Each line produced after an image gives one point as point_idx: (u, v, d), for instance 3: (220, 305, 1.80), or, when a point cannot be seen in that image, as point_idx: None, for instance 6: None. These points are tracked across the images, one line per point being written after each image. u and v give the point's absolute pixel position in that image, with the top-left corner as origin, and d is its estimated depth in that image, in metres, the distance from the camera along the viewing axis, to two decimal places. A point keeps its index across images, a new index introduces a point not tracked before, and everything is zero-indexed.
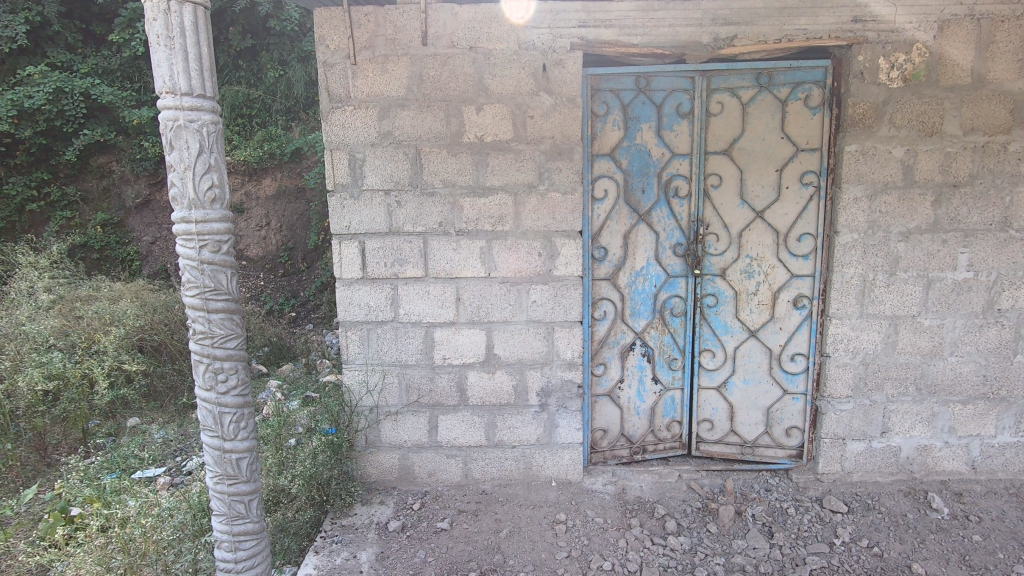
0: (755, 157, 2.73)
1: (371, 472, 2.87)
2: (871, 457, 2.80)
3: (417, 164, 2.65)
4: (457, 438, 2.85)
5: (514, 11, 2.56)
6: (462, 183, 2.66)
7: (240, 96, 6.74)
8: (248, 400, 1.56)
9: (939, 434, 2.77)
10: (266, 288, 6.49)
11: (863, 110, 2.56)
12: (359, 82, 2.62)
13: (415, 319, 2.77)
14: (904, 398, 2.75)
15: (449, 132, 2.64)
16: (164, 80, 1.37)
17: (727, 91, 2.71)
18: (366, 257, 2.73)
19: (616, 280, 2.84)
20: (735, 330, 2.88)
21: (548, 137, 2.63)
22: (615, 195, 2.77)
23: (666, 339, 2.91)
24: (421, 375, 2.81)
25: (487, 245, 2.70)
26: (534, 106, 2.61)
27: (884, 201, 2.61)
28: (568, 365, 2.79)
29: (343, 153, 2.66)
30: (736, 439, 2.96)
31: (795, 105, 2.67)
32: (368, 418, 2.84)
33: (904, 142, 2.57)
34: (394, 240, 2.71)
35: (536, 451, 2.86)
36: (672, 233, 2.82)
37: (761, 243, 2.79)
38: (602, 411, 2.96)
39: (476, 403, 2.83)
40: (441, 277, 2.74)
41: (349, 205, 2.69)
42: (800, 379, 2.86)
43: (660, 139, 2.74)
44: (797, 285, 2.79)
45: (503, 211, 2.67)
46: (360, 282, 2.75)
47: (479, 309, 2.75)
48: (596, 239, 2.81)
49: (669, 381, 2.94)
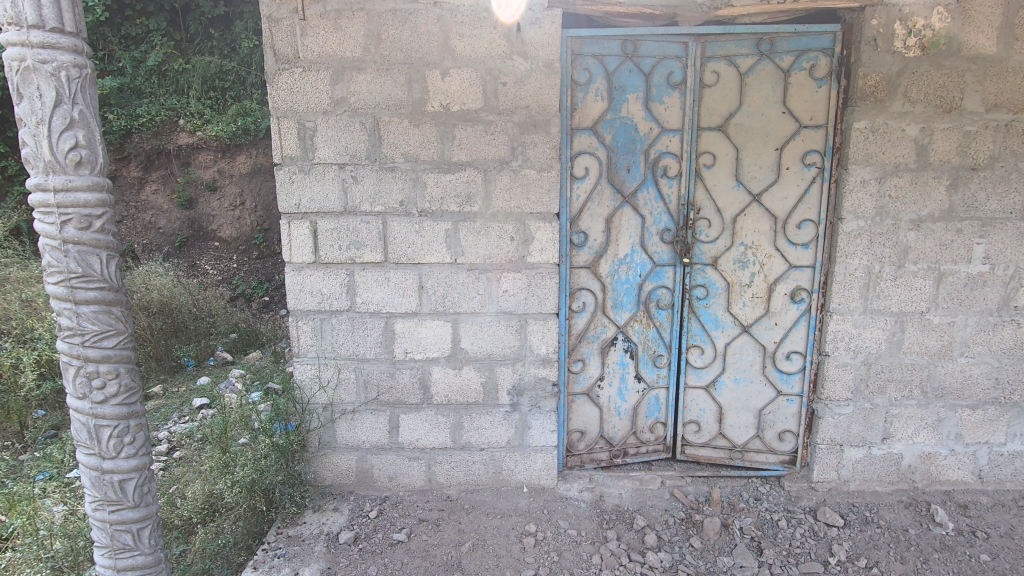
0: (753, 135, 2.46)
1: (326, 475, 2.63)
2: (870, 465, 2.58)
3: (375, 135, 2.36)
4: (420, 439, 2.60)
5: (503, 9, 2.27)
6: (425, 158, 2.38)
7: (212, 67, 6.24)
8: (131, 411, 1.46)
9: (944, 441, 2.55)
10: (239, 271, 6.22)
11: (875, 81, 2.27)
12: (310, 41, 2.31)
13: (374, 309, 2.50)
14: (907, 402, 2.52)
15: (411, 99, 2.34)
16: (7, 8, 1.22)
17: (723, 60, 2.43)
18: (318, 240, 2.45)
19: (597, 268, 2.58)
20: (725, 325, 2.63)
21: (522, 107, 2.34)
22: (597, 174, 2.50)
23: (651, 334, 2.66)
24: (381, 371, 2.55)
25: (453, 228, 2.42)
26: (506, 71, 2.32)
27: (895, 184, 2.34)
28: (542, 362, 2.53)
29: (291, 121, 2.36)
30: (724, 443, 2.74)
31: (799, 76, 2.38)
32: (322, 417, 2.59)
33: (919, 119, 2.29)
34: (350, 221, 2.43)
35: (506, 455, 2.62)
36: (659, 217, 2.56)
37: (757, 230, 2.53)
38: (579, 411, 2.71)
39: (441, 402, 2.57)
40: (402, 263, 2.46)
41: (298, 180, 2.40)
42: (795, 380, 2.62)
43: (648, 112, 2.47)
44: (795, 277, 2.53)
45: (471, 189, 2.40)
46: (312, 267, 2.47)
47: (443, 298, 2.48)
48: (575, 223, 2.53)
49: (653, 379, 2.71)
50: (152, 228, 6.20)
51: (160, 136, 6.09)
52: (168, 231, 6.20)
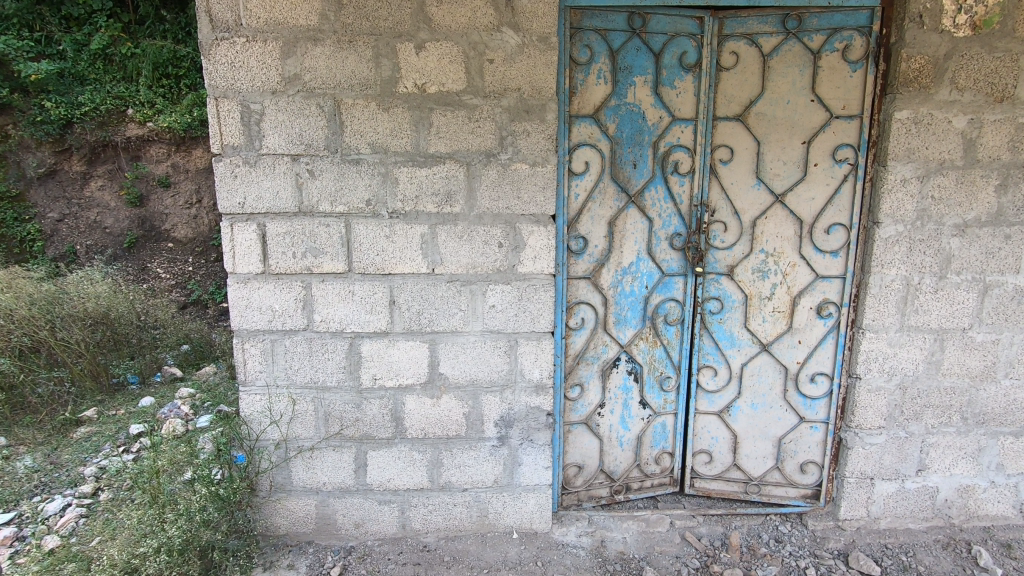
0: (776, 126, 2.14)
1: (280, 524, 2.24)
2: (902, 500, 2.29)
3: (336, 120, 1.97)
4: (391, 480, 2.23)
5: None
6: (396, 148, 1.99)
7: (165, 52, 5.59)
8: None
9: (984, 473, 2.27)
10: (195, 274, 5.77)
11: (920, 65, 1.97)
12: (255, 4, 1.90)
13: (335, 329, 2.11)
14: (946, 430, 2.24)
15: (380, 78, 1.95)
16: None
17: (744, 39, 2.10)
18: (268, 246, 2.04)
19: (598, 279, 2.23)
20: (742, 343, 2.32)
21: (512, 89, 1.97)
22: (599, 170, 2.15)
23: (658, 353, 2.33)
24: (344, 402, 2.16)
25: (431, 232, 2.05)
26: (493, 45, 1.94)
27: (938, 184, 2.04)
28: (535, 388, 2.17)
29: (233, 102, 1.95)
30: (739, 475, 2.43)
31: (830, 58, 2.07)
32: (274, 456, 2.19)
33: (968, 109, 2.00)
34: (305, 224, 2.03)
35: (492, 496, 2.25)
36: (669, 220, 2.22)
37: (779, 235, 2.21)
38: (576, 443, 2.36)
39: (416, 436, 2.19)
40: (369, 274, 2.07)
41: (242, 174, 1.99)
42: (821, 405, 2.31)
43: (658, 97, 2.13)
44: (822, 288, 2.22)
45: (451, 186, 2.02)
46: (261, 278, 2.07)
47: (418, 316, 2.10)
48: (574, 227, 2.18)
49: (660, 405, 2.38)
50: (98, 228, 5.64)
51: (106, 126, 5.48)
52: (115, 231, 5.64)
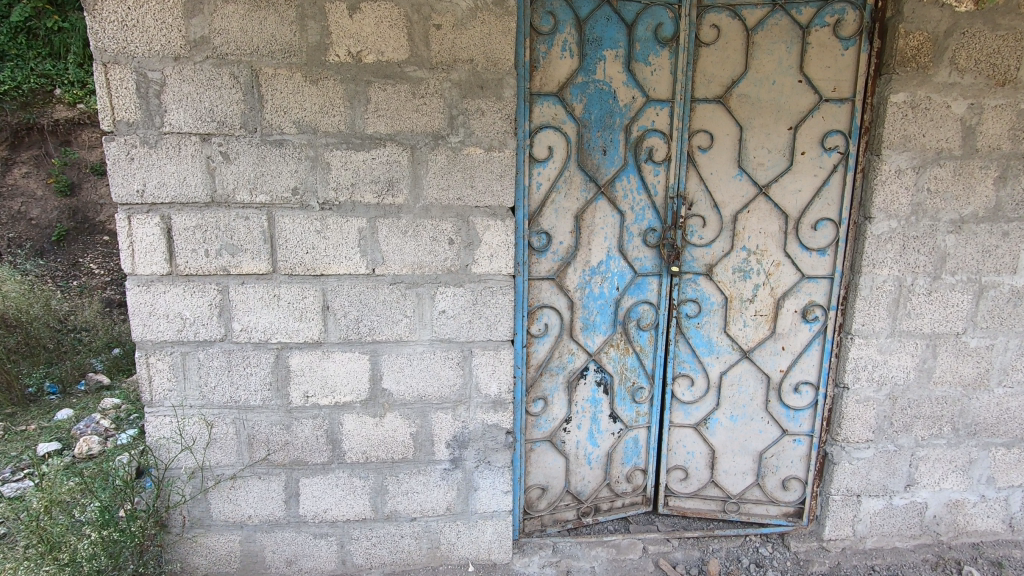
0: (760, 109, 1.92)
1: (198, 563, 1.94)
2: (889, 517, 2.13)
3: (253, 93, 1.66)
4: (328, 510, 1.94)
5: None
6: (327, 128, 1.70)
7: None
8: None
9: (974, 487, 2.11)
10: None
11: (918, 42, 1.77)
12: None
13: (258, 339, 1.81)
14: (936, 442, 2.07)
15: (306, 44, 1.65)
16: None
17: (726, 10, 1.87)
18: (175, 243, 1.73)
19: (563, 280, 1.99)
20: (721, 350, 2.11)
21: (464, 60, 1.70)
22: (564, 156, 1.89)
23: (630, 362, 2.10)
24: (271, 423, 1.86)
25: (370, 227, 1.76)
26: (440, 7, 1.66)
27: (935, 176, 1.86)
28: (492, 405, 1.92)
29: (126, 69, 1.62)
30: (716, 493, 2.23)
31: (820, 34, 1.86)
32: (187, 488, 1.88)
33: (968, 93, 1.81)
34: (219, 217, 1.72)
35: (445, 525, 2.00)
36: (642, 214, 1.99)
37: (763, 231, 2.01)
38: (539, 462, 2.12)
39: (355, 460, 1.91)
40: (298, 275, 1.78)
41: (140, 156, 1.67)
42: (805, 417, 2.12)
43: (630, 75, 1.88)
44: (808, 290, 2.03)
45: (393, 173, 1.73)
46: (167, 281, 1.75)
47: (356, 323, 1.82)
48: (536, 222, 1.93)
49: (632, 419, 2.16)
50: (22, 219, 5.08)
51: (29, 108, 4.94)
52: (42, 223, 5.10)
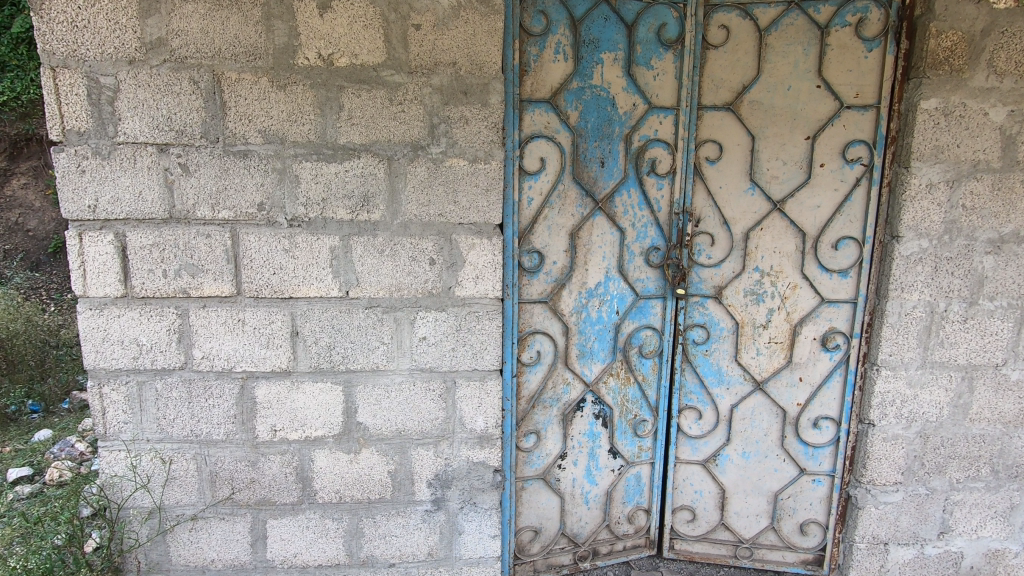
0: (774, 117, 1.75)
1: None
2: (921, 568, 1.91)
3: (215, 99, 1.52)
4: (298, 554, 1.77)
5: None
6: (296, 137, 1.55)
7: None
8: None
9: (1017, 535, 1.89)
10: None
11: (951, 43, 1.60)
12: None
13: (220, 368, 1.65)
14: (974, 485, 1.85)
15: (273, 46, 1.50)
16: None
17: (737, 9, 1.71)
18: (130, 263, 1.58)
19: (557, 303, 1.82)
20: (731, 381, 1.92)
21: (446, 64, 1.54)
22: (557, 169, 1.73)
23: (631, 392, 1.92)
24: (236, 459, 1.70)
25: (343, 245, 1.60)
26: (419, 5, 1.51)
27: (970, 190, 1.67)
28: (478, 441, 1.74)
29: (76, 73, 1.48)
30: (727, 536, 2.04)
31: (841, 34, 1.69)
32: (143, 530, 1.72)
33: (1008, 99, 1.62)
34: (179, 235, 1.58)
35: (427, 571, 1.82)
36: (644, 232, 1.82)
37: (777, 251, 1.82)
38: (531, 502, 1.94)
39: (328, 500, 1.74)
40: (265, 298, 1.62)
41: (92, 169, 1.52)
42: (825, 455, 1.93)
43: (630, 80, 1.72)
44: (827, 315, 1.85)
45: (368, 187, 1.58)
46: (122, 304, 1.60)
47: (328, 351, 1.65)
48: (527, 240, 1.76)
49: (634, 454, 1.97)
50: (19, 231, 4.98)
51: (29, 118, 4.87)
52: (39, 234, 5.01)
